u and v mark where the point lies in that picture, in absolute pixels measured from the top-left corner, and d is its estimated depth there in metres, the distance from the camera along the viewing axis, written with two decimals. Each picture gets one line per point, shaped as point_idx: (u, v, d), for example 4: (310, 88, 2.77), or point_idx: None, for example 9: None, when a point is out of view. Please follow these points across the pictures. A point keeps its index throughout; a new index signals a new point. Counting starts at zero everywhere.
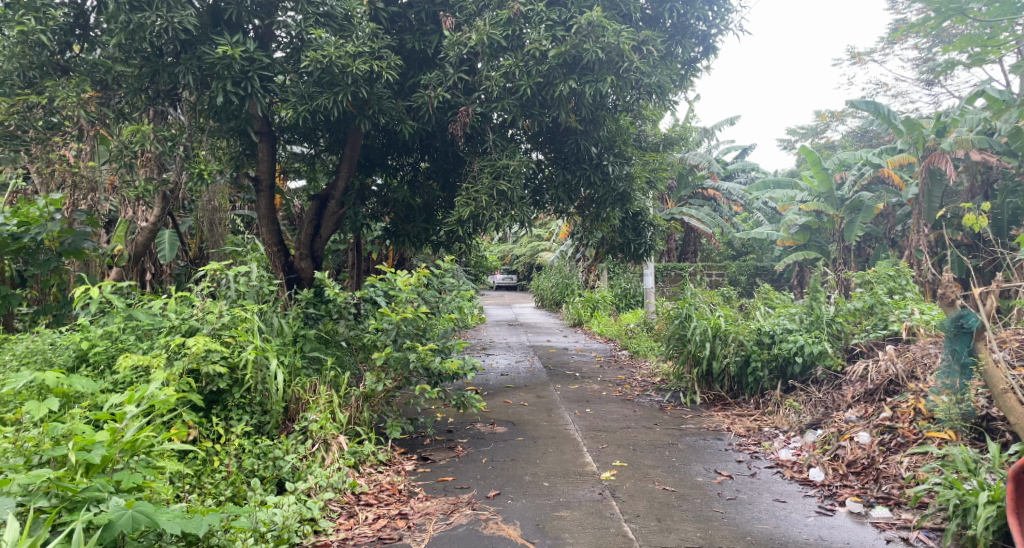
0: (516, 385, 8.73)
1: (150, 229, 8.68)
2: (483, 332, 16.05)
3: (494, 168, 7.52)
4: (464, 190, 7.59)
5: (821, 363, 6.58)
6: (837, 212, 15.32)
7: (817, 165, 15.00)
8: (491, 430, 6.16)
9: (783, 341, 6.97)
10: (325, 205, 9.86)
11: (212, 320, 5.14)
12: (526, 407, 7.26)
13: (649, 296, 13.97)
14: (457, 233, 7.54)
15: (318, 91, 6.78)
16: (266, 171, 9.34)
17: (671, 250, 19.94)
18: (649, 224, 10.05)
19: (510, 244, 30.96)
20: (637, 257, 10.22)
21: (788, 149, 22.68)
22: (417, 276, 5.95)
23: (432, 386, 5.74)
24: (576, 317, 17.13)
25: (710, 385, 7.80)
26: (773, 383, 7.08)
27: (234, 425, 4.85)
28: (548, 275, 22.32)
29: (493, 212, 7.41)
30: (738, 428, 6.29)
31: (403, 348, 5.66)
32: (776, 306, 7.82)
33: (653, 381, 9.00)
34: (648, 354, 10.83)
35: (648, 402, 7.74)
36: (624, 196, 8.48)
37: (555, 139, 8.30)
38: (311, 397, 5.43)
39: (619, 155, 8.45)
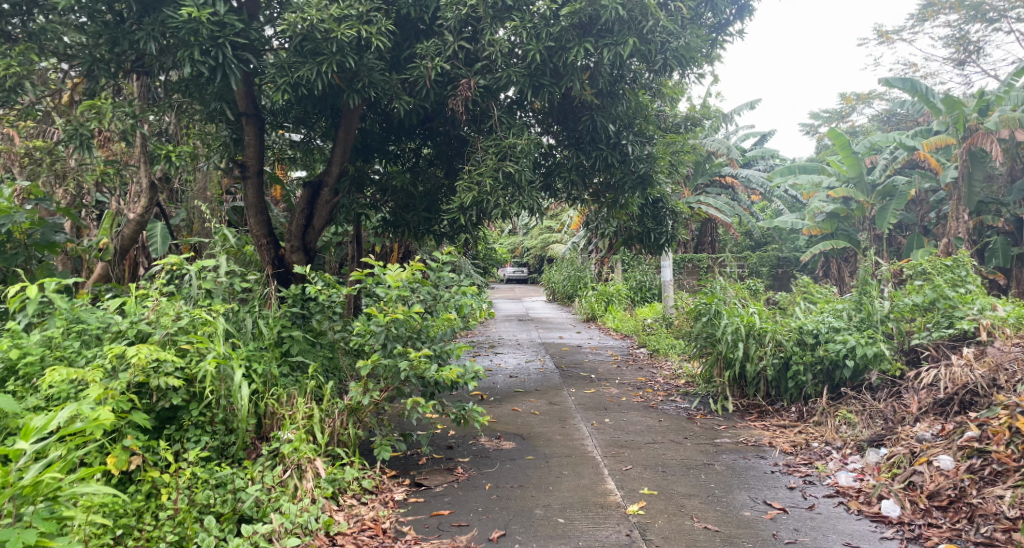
0: (526, 389, 7.93)
1: (138, 222, 7.94)
2: (490, 328, 15.26)
3: (500, 148, 6.68)
4: (467, 173, 6.79)
5: (876, 367, 5.80)
6: (868, 199, 14.45)
7: (847, 149, 14.14)
8: (497, 448, 5.40)
9: (829, 341, 6.19)
10: (318, 194, 9.06)
11: (165, 324, 4.32)
12: (537, 416, 6.48)
13: (668, 289, 13.10)
14: (461, 222, 6.76)
15: (300, 61, 6.02)
16: (253, 156, 8.57)
17: (689, 241, 19.08)
18: (672, 212, 9.23)
19: (520, 235, 30.18)
20: (657, 248, 9.39)
21: (810, 134, 21.79)
22: (410, 270, 5.14)
23: (428, 398, 4.94)
24: (588, 311, 16.26)
25: (743, 390, 7.00)
26: (818, 389, 6.27)
27: (190, 449, 4.06)
28: (559, 268, 21.51)
29: (499, 198, 6.58)
30: (780, 444, 5.48)
31: (396, 354, 4.87)
32: (818, 301, 7.01)
33: (677, 384, 8.19)
34: (670, 353, 10.02)
35: (673, 409, 6.93)
36: (646, 179, 7.62)
37: (568, 116, 7.49)
38: (287, 412, 4.66)
39: (640, 134, 7.59)
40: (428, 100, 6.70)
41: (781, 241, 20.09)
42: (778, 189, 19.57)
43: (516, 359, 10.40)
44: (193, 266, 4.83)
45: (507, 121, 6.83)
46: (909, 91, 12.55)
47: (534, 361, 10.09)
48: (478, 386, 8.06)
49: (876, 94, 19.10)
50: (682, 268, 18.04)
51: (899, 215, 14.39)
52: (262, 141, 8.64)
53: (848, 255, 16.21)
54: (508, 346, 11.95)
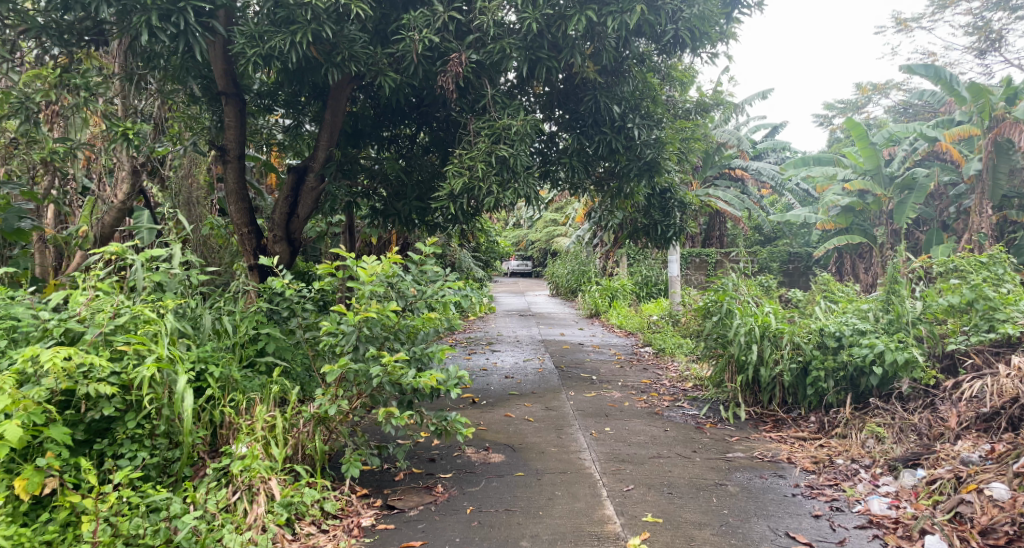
0: (522, 392, 7.37)
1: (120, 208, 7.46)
2: (490, 324, 14.69)
3: (493, 129, 6.11)
4: (457, 157, 6.23)
5: (907, 374, 5.26)
6: (886, 192, 13.89)
7: (864, 140, 13.59)
8: (484, 461, 4.85)
9: (854, 345, 5.64)
10: (303, 181, 8.49)
11: (99, 322, 3.75)
12: (532, 424, 5.93)
13: (675, 285, 12.50)
14: (451, 212, 6.20)
15: (274, 29, 5.52)
16: (233, 140, 8.04)
17: (696, 235, 18.48)
18: (681, 205, 8.67)
19: (525, 228, 29.58)
20: (664, 242, 8.81)
21: (823, 125, 21.16)
22: (387, 262, 4.58)
23: (404, 408, 4.36)
24: (592, 307, 15.63)
25: (757, 397, 6.44)
26: (840, 397, 5.72)
27: (120, 468, 3.52)
28: (563, 262, 20.96)
29: (491, 184, 6.00)
30: (800, 460, 4.92)
31: (368, 357, 4.31)
32: (840, 301, 6.45)
33: (684, 389, 7.62)
34: (677, 354, 9.46)
35: (680, 417, 6.35)
36: (653, 166, 6.99)
37: (570, 99, 6.94)
38: (244, 422, 4.12)
39: (648, 117, 6.98)
40: (416, 77, 6.14)
41: (793, 237, 19.49)
42: (790, 183, 18.96)
43: (513, 358, 9.84)
44: (140, 256, 4.24)
45: (502, 101, 6.25)
46: (931, 78, 11.98)
47: (532, 361, 9.54)
48: (470, 388, 7.51)
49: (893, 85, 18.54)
50: (689, 263, 17.46)
51: (918, 209, 13.77)
52: (243, 123, 8.12)
53: (863, 251, 15.57)
54: (506, 344, 11.40)
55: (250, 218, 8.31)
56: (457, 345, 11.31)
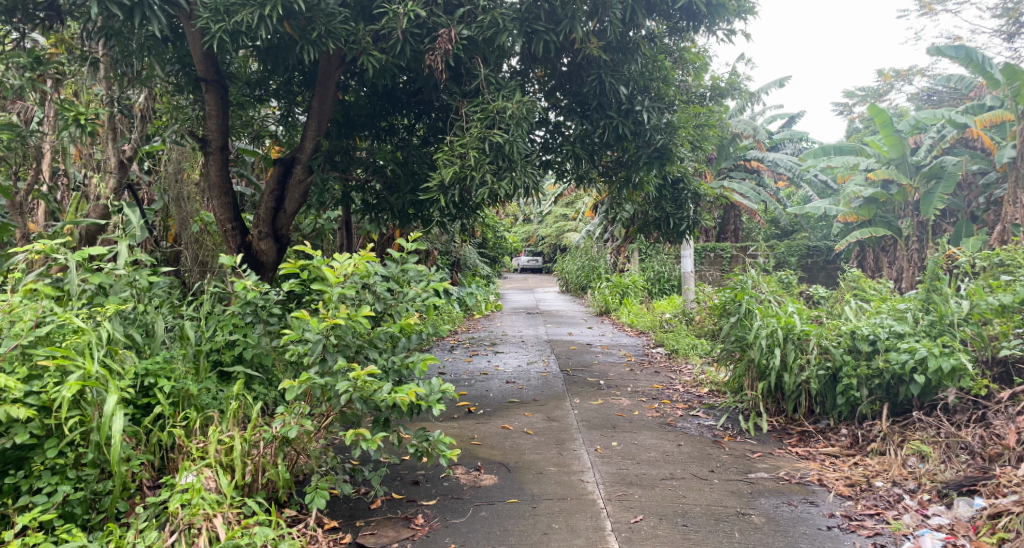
0: (524, 399, 6.82)
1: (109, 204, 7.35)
2: (497, 322, 14.17)
3: (487, 113, 5.54)
4: (448, 144, 5.68)
5: (953, 383, 4.69)
6: (912, 182, 13.37)
7: (888, 127, 13.05)
8: (474, 484, 4.30)
9: (891, 350, 5.08)
10: (290, 172, 7.94)
11: (16, 334, 3.23)
12: (532, 438, 5.37)
13: (689, 281, 11.89)
14: (442, 204, 5.65)
15: (239, 2, 5.00)
16: (215, 129, 7.54)
17: (710, 228, 17.83)
18: (695, 196, 8.09)
19: (535, 222, 28.99)
20: (677, 236, 8.23)
21: (843, 114, 20.50)
22: (361, 260, 4.03)
23: (379, 428, 3.79)
24: (602, 304, 15.07)
25: (780, 405, 5.89)
26: (874, 408, 5.18)
27: (35, 505, 3.03)
28: (573, 258, 20.36)
29: (484, 174, 5.45)
30: (832, 481, 4.36)
31: (334, 371, 3.73)
32: (872, 300, 5.89)
33: (698, 395, 7.05)
34: (691, 356, 8.89)
35: (694, 428, 5.78)
36: (664, 154, 6.40)
37: (574, 81, 6.38)
38: (194, 446, 3.59)
39: (658, 99, 6.38)
40: (403, 57, 5.59)
41: (811, 230, 18.83)
42: (807, 174, 18.31)
43: (517, 360, 9.29)
44: (74, 255, 3.70)
45: (496, 81, 5.66)
46: (962, 59, 11.31)
47: (537, 363, 9.00)
48: (468, 395, 6.97)
49: (915, 72, 18.01)
50: (703, 258, 16.84)
51: (946, 200, 13.14)
52: (226, 112, 7.63)
53: (885, 244, 14.90)
54: (510, 344, 10.85)
55: (234, 213, 7.80)
56: (460, 346, 10.77)
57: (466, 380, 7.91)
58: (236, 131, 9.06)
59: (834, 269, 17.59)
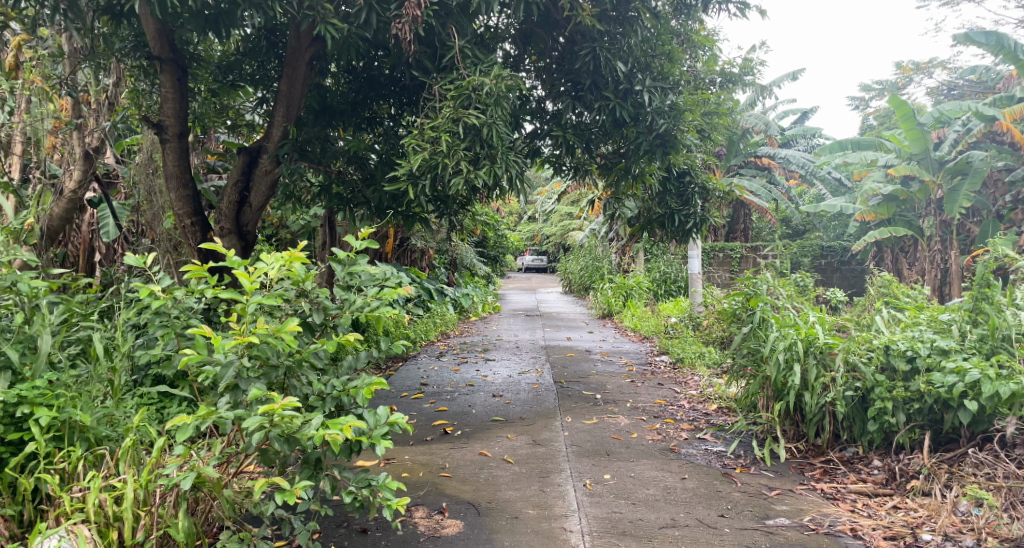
0: (509, 417, 6.09)
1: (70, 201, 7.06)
2: (493, 326, 13.44)
3: (460, 91, 4.80)
4: (417, 127, 4.93)
5: (1012, 411, 4.00)
6: (935, 178, 12.66)
7: (910, 121, 12.35)
8: (435, 534, 3.58)
9: (933, 370, 4.38)
10: (256, 163, 7.13)
11: None
12: (512, 468, 4.62)
13: (696, 283, 11.12)
14: (411, 197, 4.91)
15: None
16: (171, 114, 6.79)
17: (719, 227, 17.04)
18: (703, 191, 7.35)
19: (539, 221, 28.17)
20: (683, 235, 7.48)
21: (860, 109, 19.72)
22: (290, 260, 3.27)
23: (307, 472, 3.01)
24: (605, 306, 14.30)
25: (799, 429, 5.17)
26: (912, 437, 4.47)
27: None
28: (576, 258, 19.60)
29: (458, 163, 4.71)
30: (868, 533, 3.71)
31: (247, 404, 2.97)
32: (907, 309, 5.17)
33: (705, 413, 6.30)
34: (698, 367, 8.12)
35: (700, 456, 5.04)
36: (669, 143, 5.66)
37: (566, 59, 5.65)
38: (71, 494, 2.90)
39: (661, 78, 5.62)
40: (368, 28, 4.91)
41: (824, 229, 18.02)
42: (822, 171, 17.54)
43: (507, 370, 8.51)
44: None
45: (473, 54, 4.93)
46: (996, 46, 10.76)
47: (529, 373, 8.23)
48: (448, 412, 6.25)
49: (935, 64, 17.19)
50: (711, 258, 16.04)
51: (972, 198, 12.39)
52: (184, 95, 6.89)
53: (905, 245, 14.09)
54: (503, 351, 10.08)
55: (194, 208, 7.04)
56: (448, 352, 10.03)
57: (448, 393, 7.16)
58: (207, 120, 8.39)
59: (849, 270, 16.56)
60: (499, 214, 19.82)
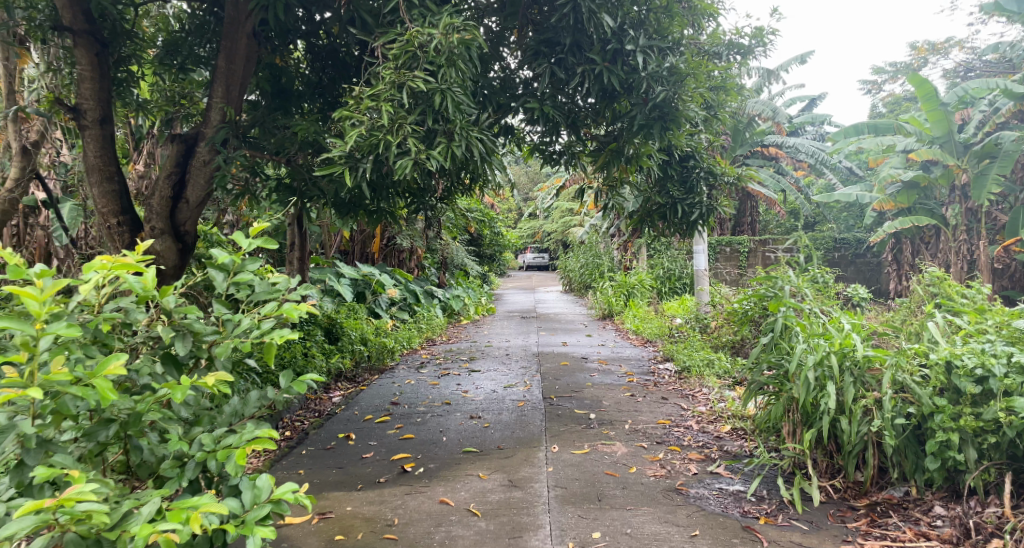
0: (485, 446, 5.14)
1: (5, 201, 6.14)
2: (485, 330, 12.51)
3: (406, 49, 3.84)
4: (354, 96, 3.97)
5: None
6: (960, 162, 11.67)
7: (933, 101, 11.35)
8: None
9: (1014, 395, 3.51)
10: (192, 153, 6.16)
11: None
12: (482, 523, 3.72)
13: (703, 281, 10.14)
14: (349, 184, 3.91)
15: None
16: (89, 96, 5.87)
17: (725, 219, 16.05)
18: (709, 176, 6.38)
19: (539, 218, 27.20)
20: (687, 227, 6.53)
21: (871, 94, 18.71)
22: (102, 274, 2.62)
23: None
24: (605, 306, 13.36)
25: (834, 462, 4.25)
26: (987, 480, 3.60)
27: None
28: (576, 255, 18.62)
29: (404, 139, 3.76)
30: None
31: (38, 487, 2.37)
32: (965, 313, 4.24)
33: (717, 438, 5.34)
34: (707, 377, 7.14)
35: (713, 498, 4.10)
36: (669, 117, 4.72)
37: (543, 17, 4.70)
38: None
39: (660, 37, 4.69)
40: None
41: (835, 221, 17.33)
42: (832, 160, 16.63)
43: (492, 384, 7.52)
44: None
45: (421, 4, 4.02)
46: None
47: (516, 388, 7.26)
48: (414, 442, 5.33)
49: (952, 42, 16.25)
50: (718, 253, 15.00)
51: (1001, 184, 11.43)
52: (106, 75, 5.97)
53: (926, 236, 13.02)
54: (490, 360, 9.09)
55: (122, 205, 6.11)
56: (430, 363, 9.09)
57: (419, 416, 6.20)
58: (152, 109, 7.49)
59: (864, 263, 15.41)
60: (493, 210, 18.84)
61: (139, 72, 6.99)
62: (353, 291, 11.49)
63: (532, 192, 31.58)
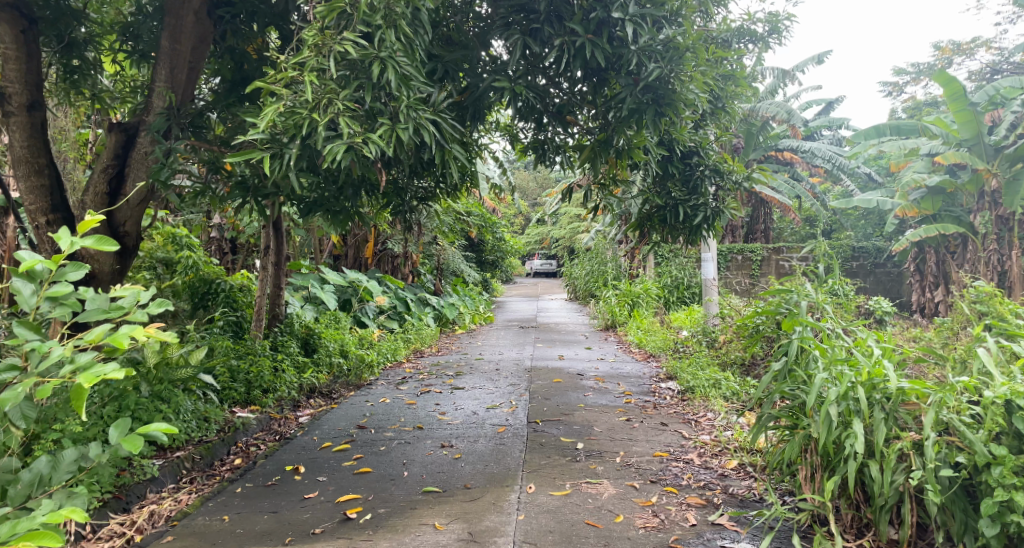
0: (450, 484, 4.43)
1: None
2: (481, 340, 11.78)
3: (341, 10, 3.17)
4: (281, 69, 3.29)
5: None
6: (990, 166, 10.87)
7: (961, 101, 10.57)
8: None
9: None
10: (133, 144, 5.50)
11: None
12: None
13: (712, 291, 9.38)
14: (271, 174, 3.22)
15: None
16: (14, 78, 5.22)
17: (737, 226, 15.26)
18: (715, 175, 5.65)
19: (547, 223, 26.48)
20: (689, 231, 5.79)
21: (892, 96, 17.90)
22: None
23: None
24: (608, 317, 12.59)
25: (861, 516, 3.51)
26: None
27: None
28: (581, 262, 17.87)
29: (335, 116, 3.07)
30: None
31: None
32: (1021, 336, 3.50)
33: (721, 476, 4.60)
34: (712, 400, 6.38)
35: None
36: (666, 100, 4.01)
37: None
38: None
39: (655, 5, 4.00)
40: None
41: (852, 229, 16.54)
42: (850, 164, 15.84)
43: (474, 404, 6.79)
44: None
45: None
46: None
47: (499, 409, 6.51)
48: (370, 477, 4.62)
49: (978, 42, 15.45)
50: (728, 262, 14.21)
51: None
52: (33, 56, 5.33)
53: (952, 245, 12.18)
54: (477, 376, 8.33)
55: (52, 202, 5.42)
56: (412, 378, 8.36)
57: (384, 443, 5.48)
58: (110, 99, 6.86)
59: (884, 273, 14.59)
60: (495, 214, 18.16)
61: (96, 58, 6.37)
62: (339, 298, 10.80)
63: (541, 198, 30.85)
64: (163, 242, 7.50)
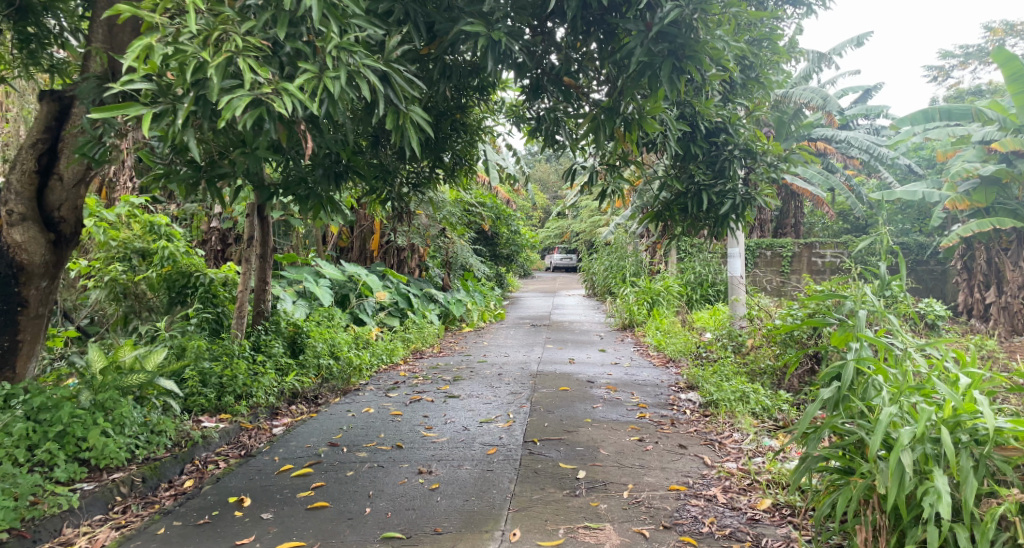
0: (420, 532, 3.67)
1: None
2: (488, 340, 10.98)
3: None
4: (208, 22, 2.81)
5: None
6: None
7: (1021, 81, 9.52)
8: None
9: None
10: (69, 115, 4.60)
11: None
12: None
13: (740, 289, 8.49)
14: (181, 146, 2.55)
15: None
16: None
17: (766, 219, 14.29)
18: (746, 156, 4.77)
19: (568, 216, 25.57)
20: (716, 220, 4.91)
21: (936, 83, 16.78)
22: None
23: None
24: (626, 316, 11.70)
25: None
26: None
27: None
28: (600, 257, 16.98)
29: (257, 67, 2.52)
30: None
31: None
32: None
33: (751, 521, 3.75)
34: (739, 417, 5.51)
35: None
36: (686, 50, 3.22)
37: None
38: None
39: None
40: None
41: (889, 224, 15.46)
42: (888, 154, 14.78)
43: (468, 417, 5.97)
44: None
45: None
46: None
47: (495, 425, 5.69)
48: (328, 517, 3.85)
49: None
50: (756, 258, 13.28)
51: None
52: None
53: (1005, 242, 11.14)
54: (476, 382, 7.50)
55: None
56: (406, 384, 7.56)
57: (355, 466, 4.70)
58: None
59: (926, 271, 13.55)
60: (512, 206, 17.32)
61: (60, 26, 5.19)
62: (335, 293, 10.04)
63: (562, 190, 29.81)
64: (140, 230, 6.57)
